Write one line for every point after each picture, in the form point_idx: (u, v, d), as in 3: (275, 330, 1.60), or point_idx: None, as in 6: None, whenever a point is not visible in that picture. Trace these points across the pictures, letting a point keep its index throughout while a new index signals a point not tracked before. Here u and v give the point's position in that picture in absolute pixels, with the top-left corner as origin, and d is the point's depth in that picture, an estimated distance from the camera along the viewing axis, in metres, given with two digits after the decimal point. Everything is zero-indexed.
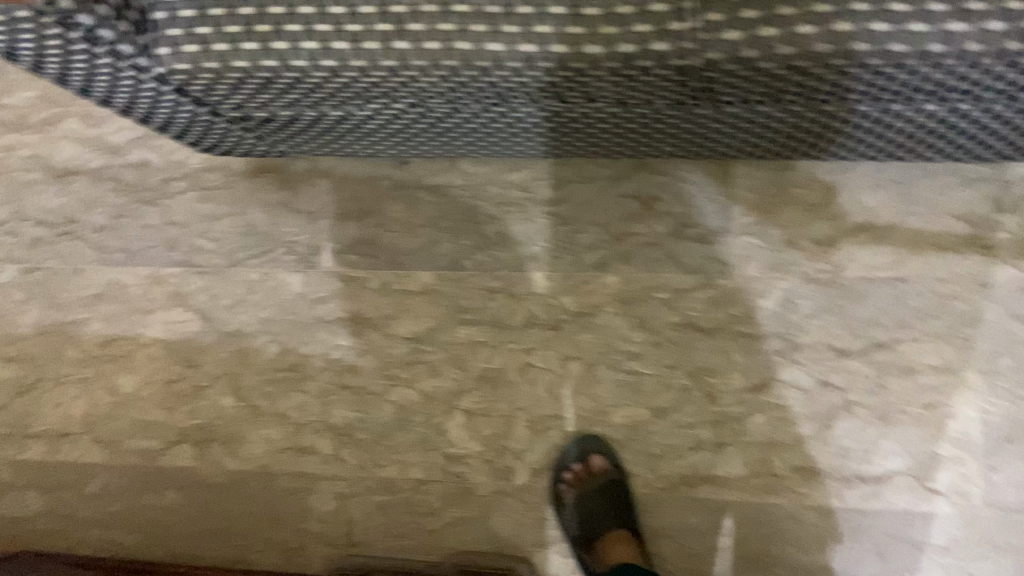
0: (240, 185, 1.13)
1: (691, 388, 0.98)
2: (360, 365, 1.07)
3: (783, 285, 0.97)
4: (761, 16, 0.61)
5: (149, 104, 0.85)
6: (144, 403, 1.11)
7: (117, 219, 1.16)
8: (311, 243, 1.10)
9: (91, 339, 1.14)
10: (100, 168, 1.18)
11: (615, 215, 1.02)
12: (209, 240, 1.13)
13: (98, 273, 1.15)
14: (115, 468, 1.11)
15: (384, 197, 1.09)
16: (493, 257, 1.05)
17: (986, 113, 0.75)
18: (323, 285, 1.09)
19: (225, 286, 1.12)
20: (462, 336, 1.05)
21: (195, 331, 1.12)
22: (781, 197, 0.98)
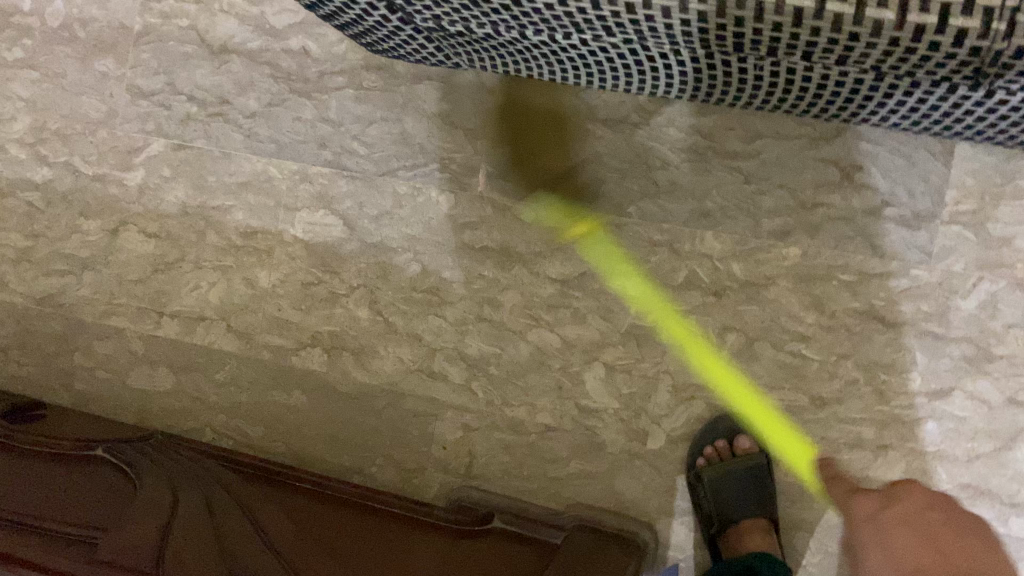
0: (400, 89, 1.07)
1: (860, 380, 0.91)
2: (503, 299, 1.03)
3: (988, 287, 0.88)
4: None
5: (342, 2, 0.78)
6: (281, 300, 1.11)
7: (269, 107, 1.11)
8: (468, 163, 1.05)
9: (233, 228, 1.12)
10: (260, 50, 1.11)
11: (808, 180, 0.93)
12: (361, 143, 1.08)
13: (245, 161, 1.12)
14: (246, 360, 1.11)
15: (553, 124, 1.02)
16: (662, 208, 0.98)
17: None
18: (474, 208, 1.04)
19: (373, 195, 1.08)
20: (615, 285, 0.99)
21: (338, 236, 1.09)
22: (1005, 189, 0.87)
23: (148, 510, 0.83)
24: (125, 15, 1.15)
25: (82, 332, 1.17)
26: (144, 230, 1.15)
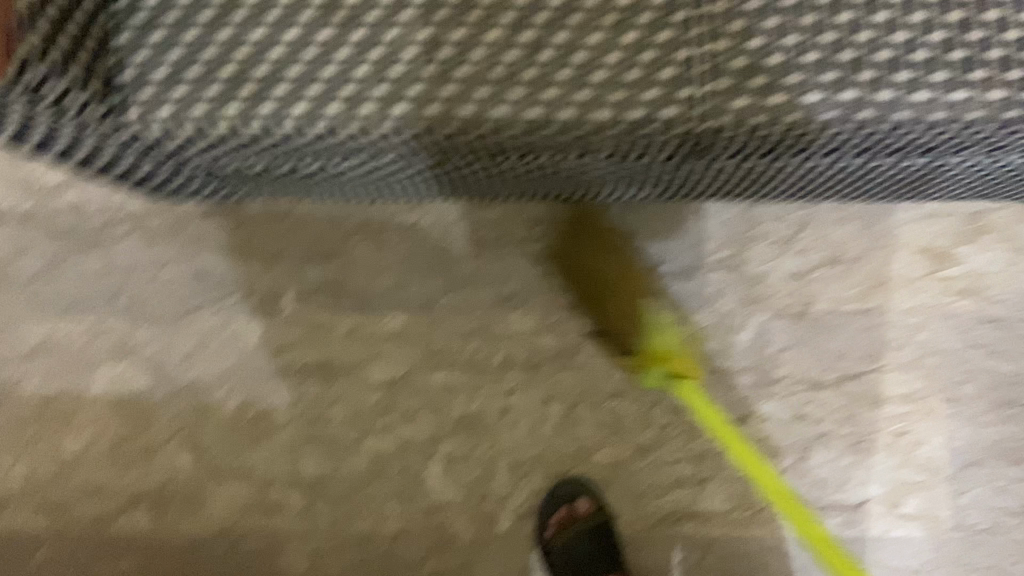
0: (189, 227, 1.06)
1: (672, 423, 0.99)
2: (331, 415, 1.03)
3: (757, 319, 0.99)
4: (764, 87, 0.63)
5: (108, 162, 0.78)
6: (94, 464, 1.04)
7: (51, 268, 1.05)
8: (272, 288, 1.05)
9: (25, 402, 1.05)
10: (31, 212, 1.04)
11: (591, 252, 1.02)
12: (157, 287, 1.06)
13: (29, 328, 1.05)
14: (63, 538, 1.04)
15: (350, 238, 1.04)
16: (469, 298, 1.03)
17: (971, 171, 0.77)
18: (286, 331, 1.05)
19: (178, 337, 1.05)
20: (438, 380, 1.02)
21: (147, 386, 1.05)
22: (753, 232, 1.00)
23: None
24: None
25: None
26: None
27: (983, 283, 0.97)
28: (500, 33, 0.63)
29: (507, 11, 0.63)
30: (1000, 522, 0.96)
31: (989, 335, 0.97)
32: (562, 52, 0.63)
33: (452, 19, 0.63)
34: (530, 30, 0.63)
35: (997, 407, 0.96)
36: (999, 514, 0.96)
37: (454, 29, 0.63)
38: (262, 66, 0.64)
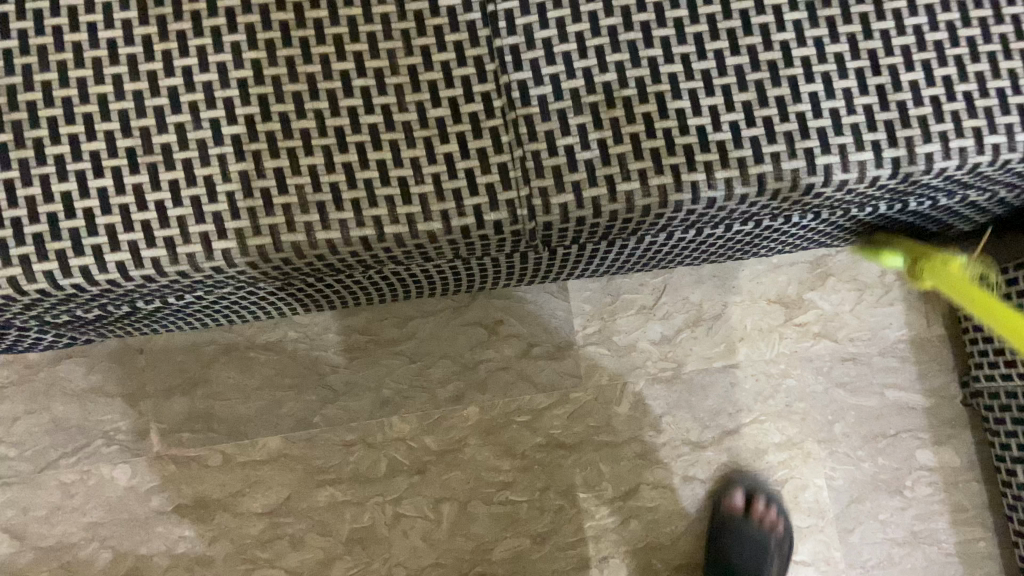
0: (39, 377, 1.00)
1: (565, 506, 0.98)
2: (212, 553, 0.98)
3: (633, 389, 1.01)
4: (588, 178, 0.64)
5: None
6: None
7: None
8: (135, 428, 1.00)
9: None
10: None
11: (463, 344, 1.02)
12: (10, 445, 0.99)
13: None
14: None
15: (213, 364, 1.01)
16: (344, 408, 1.01)
17: (798, 227, 0.81)
18: (155, 471, 0.99)
19: (37, 494, 0.98)
20: (323, 498, 0.99)
21: (7, 553, 0.97)
22: (616, 303, 1.02)
23: None
24: None
25: None
26: None
27: (835, 324, 1.01)
28: (317, 156, 0.63)
29: (321, 135, 0.63)
30: (893, 553, 0.98)
31: (851, 372, 1.00)
32: (382, 167, 0.63)
33: (267, 148, 0.63)
34: (346, 150, 0.63)
35: (870, 441, 0.99)
36: (890, 545, 0.98)
37: (270, 158, 0.63)
38: (75, 218, 0.61)
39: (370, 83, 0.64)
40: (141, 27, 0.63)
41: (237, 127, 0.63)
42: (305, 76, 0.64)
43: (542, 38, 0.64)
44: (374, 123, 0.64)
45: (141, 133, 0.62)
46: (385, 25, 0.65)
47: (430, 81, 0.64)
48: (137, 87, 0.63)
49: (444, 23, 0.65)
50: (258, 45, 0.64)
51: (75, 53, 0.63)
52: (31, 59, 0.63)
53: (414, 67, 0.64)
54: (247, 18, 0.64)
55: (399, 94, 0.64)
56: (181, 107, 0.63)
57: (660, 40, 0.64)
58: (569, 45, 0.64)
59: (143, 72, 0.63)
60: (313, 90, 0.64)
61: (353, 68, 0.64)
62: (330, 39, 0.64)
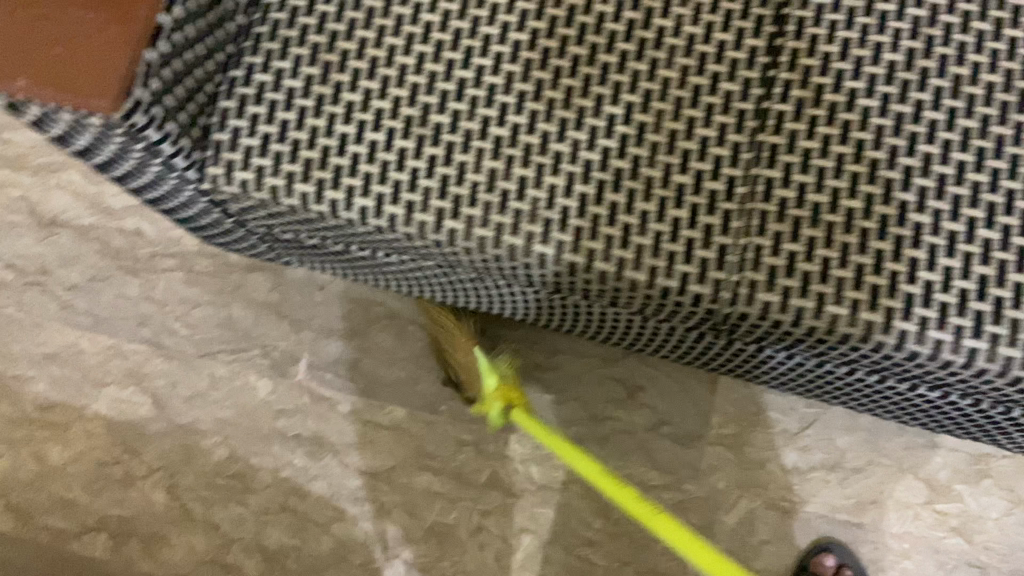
0: (231, 277, 1.11)
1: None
2: (310, 489, 1.04)
3: (745, 505, 0.99)
4: (800, 287, 0.65)
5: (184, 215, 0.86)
6: (70, 480, 1.06)
7: (92, 281, 1.12)
8: (290, 351, 1.08)
9: (32, 400, 1.09)
10: (91, 227, 1.13)
11: (598, 395, 1.04)
12: (184, 324, 1.10)
13: (58, 332, 1.11)
14: (22, 541, 1.06)
15: (374, 323, 1.08)
16: (470, 409, 1.05)
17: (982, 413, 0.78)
18: (290, 397, 1.07)
19: (190, 375, 1.08)
20: (420, 482, 1.03)
21: (144, 415, 1.07)
22: (759, 417, 1.01)
23: None
24: None
25: None
26: None
27: (974, 526, 0.97)
28: (560, 178, 0.69)
29: (570, 162, 0.69)
30: None
31: None
32: (613, 209, 0.68)
33: (520, 157, 0.69)
34: (587, 183, 0.68)
35: None
36: None
37: (519, 165, 0.69)
38: (342, 157, 0.70)
39: (631, 131, 0.69)
40: (457, 20, 0.72)
41: (501, 130, 0.70)
42: (576, 106, 0.70)
43: (805, 147, 0.67)
44: (621, 167, 0.68)
45: (423, 107, 0.70)
46: (664, 87, 0.69)
47: (685, 149, 0.68)
48: (434, 68, 0.71)
49: (718, 104, 0.69)
50: (547, 68, 0.70)
51: (395, 23, 0.72)
52: (358, 14, 0.72)
53: (676, 131, 0.69)
54: (546, 41, 0.71)
55: (653, 150, 0.68)
56: (463, 97, 0.70)
57: (918, 188, 0.65)
58: (827, 163, 0.66)
59: (444, 57, 0.71)
60: (578, 120, 0.69)
61: (621, 114, 0.69)
62: (610, 82, 0.70)
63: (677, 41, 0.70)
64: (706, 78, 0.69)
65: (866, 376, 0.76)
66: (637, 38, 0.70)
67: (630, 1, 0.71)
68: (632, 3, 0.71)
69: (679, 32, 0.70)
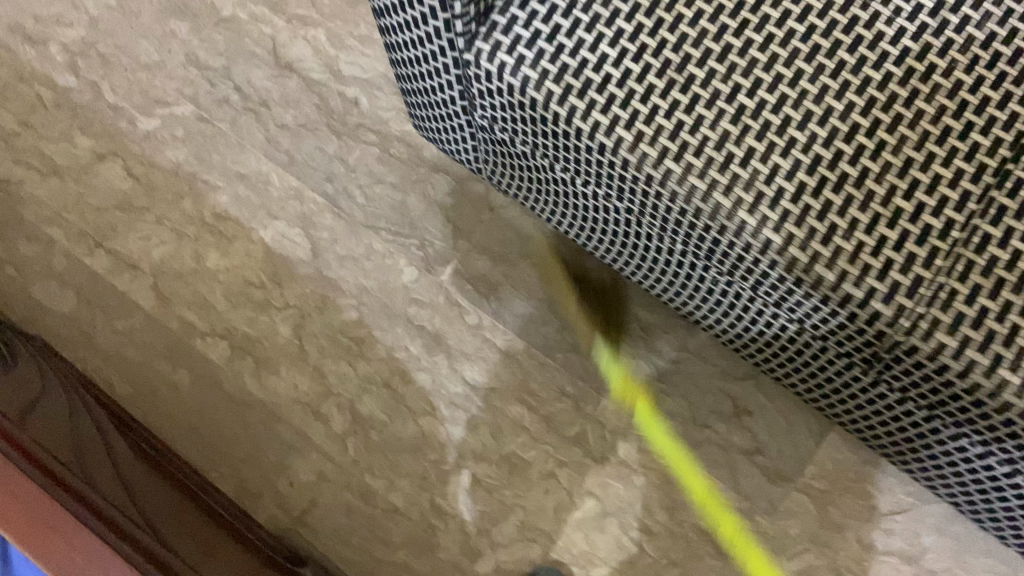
0: (418, 170, 1.19)
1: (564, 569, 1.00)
2: (415, 378, 1.10)
3: (809, 559, 0.99)
4: (981, 341, 0.66)
5: (425, 83, 0.94)
6: (216, 285, 1.14)
7: (301, 128, 1.21)
8: (442, 253, 1.15)
9: (209, 206, 1.18)
10: (318, 82, 1.23)
11: (706, 402, 1.06)
12: (363, 194, 1.18)
13: (255, 158, 1.20)
14: (155, 319, 1.12)
15: (526, 257, 1.14)
16: (583, 367, 1.09)
17: None
18: (429, 291, 1.14)
19: (351, 238, 1.16)
20: (513, 413, 1.07)
21: (299, 257, 1.16)
22: (854, 484, 1.00)
23: (21, 375, 0.78)
24: None
25: (15, 226, 1.17)
26: (126, 167, 1.19)
27: None
28: (786, 161, 0.72)
29: (802, 150, 0.71)
30: None
31: None
32: (826, 206, 0.70)
33: (756, 130, 0.72)
34: (811, 174, 0.71)
35: None
36: None
37: (752, 137, 0.72)
38: (597, 73, 0.75)
39: (869, 143, 0.71)
40: None
41: (747, 101, 0.73)
42: (826, 104, 0.72)
43: None
44: (847, 172, 0.71)
45: (684, 57, 0.74)
46: (916, 117, 0.71)
47: (915, 178, 0.70)
48: (707, 27, 0.75)
49: (963, 150, 0.70)
50: (811, 61, 0.73)
51: None
52: None
53: (913, 159, 0.70)
54: (820, 39, 0.74)
55: (885, 168, 0.70)
56: (724, 60, 0.74)
57: None
58: None
59: (719, 20, 0.75)
60: (824, 117, 0.72)
61: (867, 126, 0.71)
62: (866, 95, 0.72)
63: (945, 81, 0.72)
64: (959, 124, 0.71)
65: (997, 463, 0.76)
66: (906, 65, 0.72)
67: (914, 32, 0.73)
68: (913, 35, 0.73)
69: (949, 74, 0.72)
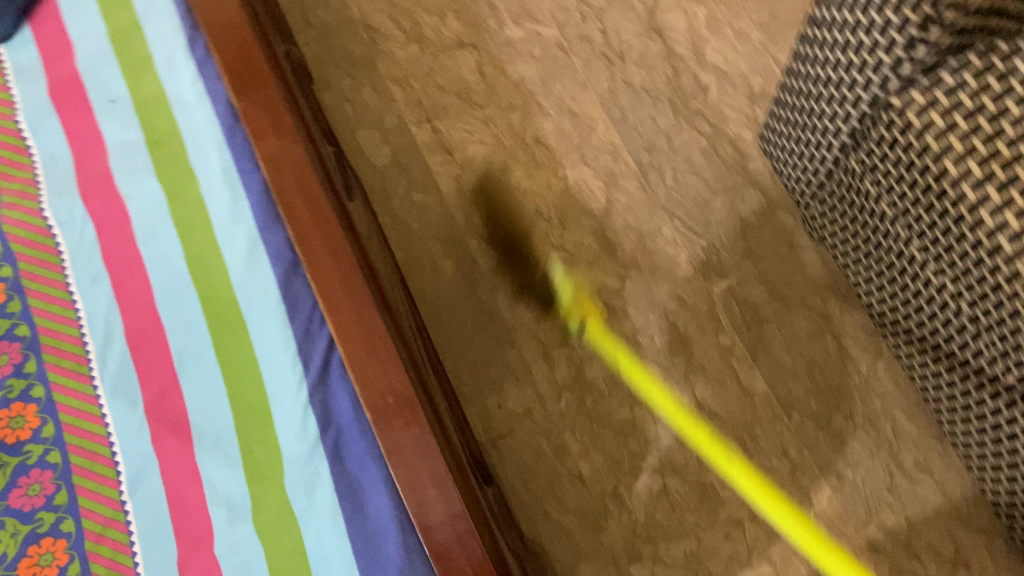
0: (737, 177, 1.16)
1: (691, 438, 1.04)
2: (648, 369, 1.08)
3: None
4: None
5: (806, 106, 0.90)
6: (509, 200, 1.18)
7: (644, 91, 1.22)
8: (724, 265, 1.12)
9: (533, 128, 1.22)
10: (679, 56, 1.23)
11: (926, 535, 0.99)
12: (674, 177, 1.17)
13: (591, 101, 1.22)
14: (445, 206, 1.18)
15: (805, 309, 1.08)
16: (817, 439, 1.03)
17: None
18: (695, 296, 1.11)
19: (646, 212, 1.16)
20: (726, 446, 1.04)
21: (591, 208, 1.17)
22: None
23: None
24: None
25: (368, 72, 1.26)
26: (479, 63, 1.25)
27: None
28: None
29: None
30: None
31: None
32: None
33: None
34: None
35: None
36: None
37: None
38: None
39: None
40: None
41: None
42: None
43: None
44: None
45: None
46: None
47: None
48: None
49: None
50: None
51: None
52: None
53: None
54: None
55: None
56: None
57: None
58: None
59: None
60: None
61: None
62: None
63: None
64: None
65: None
66: None
67: None
68: None
69: None
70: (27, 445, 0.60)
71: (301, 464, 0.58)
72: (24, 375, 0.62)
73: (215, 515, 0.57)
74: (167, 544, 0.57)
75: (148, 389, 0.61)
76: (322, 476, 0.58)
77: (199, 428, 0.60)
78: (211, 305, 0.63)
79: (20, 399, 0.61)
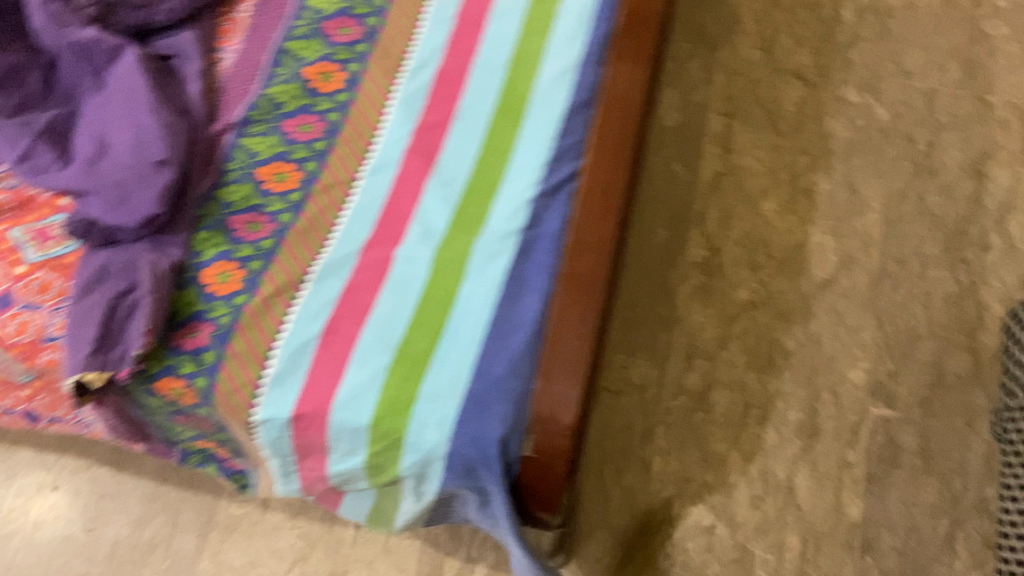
0: (961, 336, 1.12)
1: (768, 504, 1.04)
2: (768, 428, 1.08)
3: None
4: None
5: None
6: (751, 219, 1.21)
7: (929, 213, 1.20)
8: (896, 397, 1.09)
9: (812, 178, 1.23)
10: (982, 206, 1.20)
11: None
12: (905, 297, 1.15)
13: (876, 191, 1.22)
14: (699, 189, 1.23)
15: (942, 483, 1.04)
16: None
17: None
18: (851, 402, 1.09)
19: (858, 308, 1.15)
20: (789, 537, 1.02)
21: (814, 273, 1.17)
22: None
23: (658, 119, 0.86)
24: (1001, 86, 1.28)
25: (708, 51, 1.32)
26: (803, 100, 1.28)
27: None
28: None
29: None
30: None
31: None
32: None
33: None
34: None
35: None
36: None
37: None
38: None
39: None
40: None
41: None
42: None
43: None
44: None
45: None
46: None
47: None
48: None
49: None
50: None
51: None
52: None
53: None
54: None
55: None
56: None
57: None
58: None
59: None
60: None
61: None
62: None
63: None
64: None
65: None
66: None
67: None
68: None
69: None
70: (323, 97, 0.72)
71: (495, 238, 0.64)
72: (351, 50, 0.74)
73: (411, 230, 0.66)
74: (366, 225, 0.67)
75: (425, 116, 0.71)
76: (503, 256, 0.64)
77: (442, 166, 0.69)
78: (509, 88, 0.71)
79: (339, 63, 0.73)
